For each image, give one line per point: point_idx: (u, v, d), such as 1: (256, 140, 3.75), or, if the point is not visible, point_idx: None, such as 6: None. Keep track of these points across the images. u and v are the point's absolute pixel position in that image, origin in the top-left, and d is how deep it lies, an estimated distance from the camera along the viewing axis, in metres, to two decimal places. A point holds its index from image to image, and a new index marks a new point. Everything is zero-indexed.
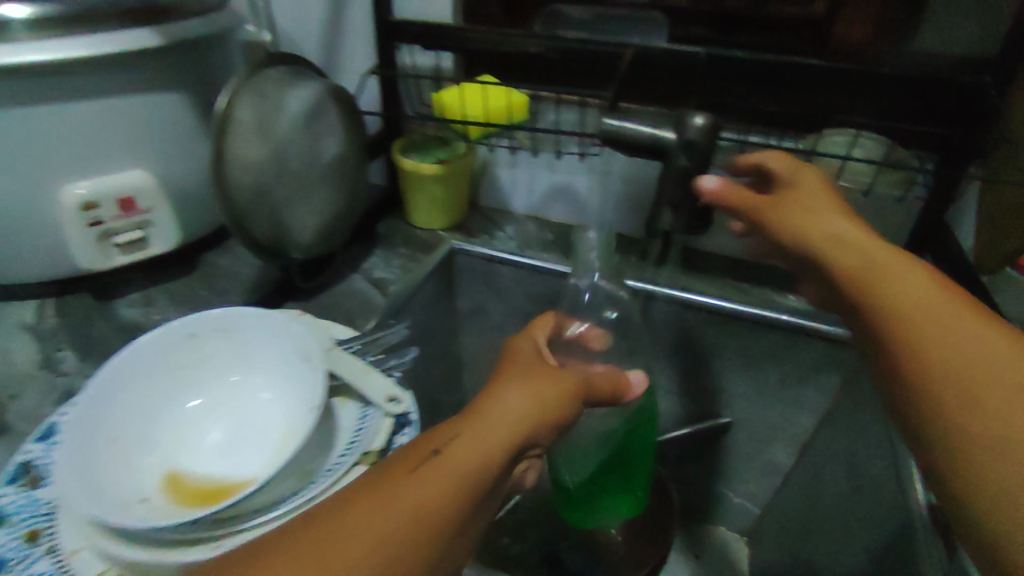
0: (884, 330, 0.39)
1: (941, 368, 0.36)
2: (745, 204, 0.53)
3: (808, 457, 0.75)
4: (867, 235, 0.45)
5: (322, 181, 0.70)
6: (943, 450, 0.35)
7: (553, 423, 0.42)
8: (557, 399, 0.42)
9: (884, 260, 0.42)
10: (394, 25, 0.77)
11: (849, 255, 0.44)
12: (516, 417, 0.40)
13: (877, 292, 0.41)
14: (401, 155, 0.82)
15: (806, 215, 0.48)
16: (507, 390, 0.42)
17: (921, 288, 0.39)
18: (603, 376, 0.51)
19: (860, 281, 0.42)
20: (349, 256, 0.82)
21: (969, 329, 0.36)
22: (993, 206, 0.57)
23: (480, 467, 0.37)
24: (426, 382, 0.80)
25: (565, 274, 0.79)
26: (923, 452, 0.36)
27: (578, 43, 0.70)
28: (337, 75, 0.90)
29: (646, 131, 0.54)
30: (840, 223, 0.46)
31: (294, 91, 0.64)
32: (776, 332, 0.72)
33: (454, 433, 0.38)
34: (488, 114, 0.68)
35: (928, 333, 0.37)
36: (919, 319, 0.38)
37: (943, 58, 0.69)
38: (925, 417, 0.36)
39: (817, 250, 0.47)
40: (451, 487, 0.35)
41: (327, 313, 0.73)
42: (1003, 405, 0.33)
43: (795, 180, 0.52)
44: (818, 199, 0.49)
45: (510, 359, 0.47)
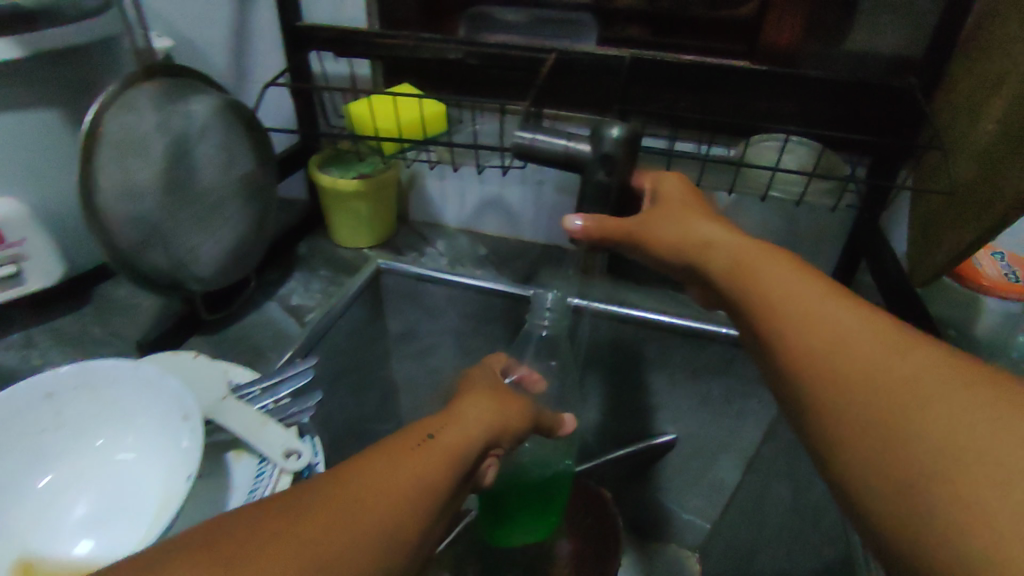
0: (787, 356, 0.36)
1: (852, 392, 0.33)
2: (621, 232, 0.48)
3: (755, 473, 0.72)
4: (750, 241, 0.43)
5: (223, 203, 0.65)
6: (864, 485, 0.31)
7: (512, 432, 0.47)
8: (515, 411, 0.48)
9: (773, 265, 0.40)
10: (301, 30, 0.70)
11: (742, 272, 0.41)
12: (488, 417, 0.45)
13: (775, 313, 0.38)
14: (317, 171, 0.76)
15: (690, 231, 0.45)
16: (479, 398, 0.46)
17: (820, 303, 0.36)
18: (546, 413, 0.56)
19: (757, 302, 0.39)
20: (264, 281, 0.76)
21: (870, 343, 0.33)
22: (920, 209, 0.55)
23: (471, 449, 0.41)
24: (353, 414, 0.75)
25: (498, 291, 0.74)
26: (842, 490, 0.33)
27: (497, 47, 0.65)
28: (248, 84, 0.84)
29: (561, 146, 0.49)
30: (726, 237, 0.44)
31: (172, 108, 0.59)
32: (716, 346, 0.70)
33: (444, 421, 0.42)
34: (402, 129, 0.63)
35: (831, 355, 0.34)
36: (821, 340, 0.35)
37: (872, 58, 0.68)
38: (842, 450, 0.32)
39: (710, 270, 0.44)
40: (448, 462, 0.39)
41: (237, 347, 0.66)
42: (917, 425, 0.30)
43: (667, 200, 0.49)
44: (688, 218, 0.46)
45: (473, 379, 0.52)
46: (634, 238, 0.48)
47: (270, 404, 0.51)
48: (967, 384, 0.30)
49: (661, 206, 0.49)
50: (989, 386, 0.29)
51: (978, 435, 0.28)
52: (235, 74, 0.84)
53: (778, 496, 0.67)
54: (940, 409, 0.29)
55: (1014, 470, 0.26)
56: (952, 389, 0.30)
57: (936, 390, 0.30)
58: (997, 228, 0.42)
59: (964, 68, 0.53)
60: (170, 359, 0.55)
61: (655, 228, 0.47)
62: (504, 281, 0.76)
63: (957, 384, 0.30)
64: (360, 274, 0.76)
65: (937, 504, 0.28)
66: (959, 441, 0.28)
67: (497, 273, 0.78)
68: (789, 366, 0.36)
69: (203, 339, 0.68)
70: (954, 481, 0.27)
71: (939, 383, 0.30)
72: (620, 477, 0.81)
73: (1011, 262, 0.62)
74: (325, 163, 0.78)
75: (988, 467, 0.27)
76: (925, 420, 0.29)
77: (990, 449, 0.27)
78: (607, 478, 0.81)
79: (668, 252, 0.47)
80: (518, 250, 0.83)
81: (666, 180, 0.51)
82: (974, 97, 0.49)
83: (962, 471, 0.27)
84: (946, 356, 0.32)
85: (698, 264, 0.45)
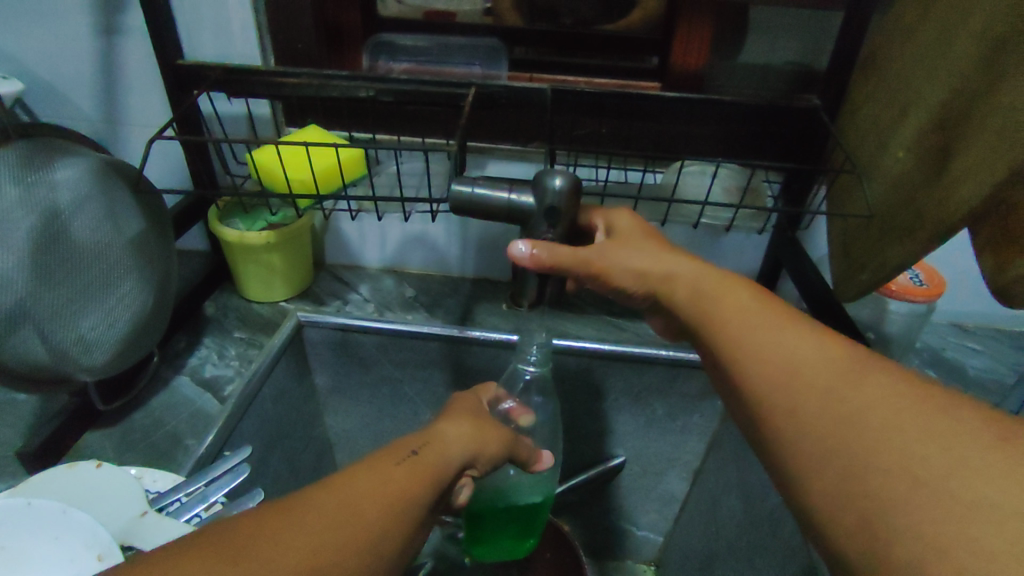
0: (748, 389, 0.35)
1: (809, 422, 0.32)
2: (573, 263, 0.42)
3: (704, 485, 0.74)
4: (708, 271, 0.42)
5: (117, 276, 0.58)
6: (830, 517, 0.30)
7: (490, 455, 0.45)
8: (494, 438, 0.46)
9: (727, 296, 0.39)
10: (183, 69, 0.63)
11: (702, 308, 0.40)
12: (467, 438, 0.43)
13: (733, 345, 0.37)
14: (219, 226, 0.68)
15: (646, 260, 0.43)
16: (461, 420, 0.45)
17: (778, 334, 0.36)
18: (523, 443, 0.52)
19: (716, 335, 0.38)
20: (170, 352, 0.68)
21: (825, 372, 0.33)
22: (840, 231, 0.57)
23: (450, 469, 0.40)
24: (288, 485, 0.68)
25: (432, 335, 0.70)
26: (810, 523, 0.32)
27: (413, 83, 0.61)
28: (124, 130, 0.74)
29: (502, 198, 0.46)
30: (687, 268, 0.42)
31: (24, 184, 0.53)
32: (656, 367, 0.70)
33: (425, 438, 0.41)
34: (318, 177, 0.58)
35: (789, 385, 0.33)
36: (779, 369, 0.34)
37: (772, 73, 0.72)
38: (806, 484, 0.31)
39: (674, 303, 0.42)
40: (429, 480, 0.38)
41: (148, 436, 0.59)
42: (873, 456, 0.29)
43: (621, 232, 0.46)
44: (651, 251, 0.44)
45: (458, 402, 0.50)
46: (584, 271, 0.43)
47: (202, 511, 0.45)
48: (918, 406, 0.29)
49: (619, 239, 0.45)
50: (939, 412, 0.29)
51: (932, 466, 0.27)
52: (106, 115, 0.73)
53: (730, 506, 0.67)
54: (896, 440, 0.28)
55: (967, 503, 0.25)
56: (906, 418, 0.29)
57: (890, 418, 0.29)
58: (923, 250, 0.45)
59: (867, 93, 0.56)
60: (66, 472, 0.47)
61: (617, 265, 0.43)
62: (437, 323, 0.72)
63: (908, 412, 0.29)
64: (280, 331, 0.68)
65: (898, 538, 0.27)
66: (914, 472, 0.27)
67: (429, 317, 0.74)
68: (749, 397, 0.35)
69: (103, 434, 0.59)
70: (913, 515, 0.26)
71: (892, 412, 0.29)
72: (576, 503, 0.80)
73: (914, 266, 0.67)
74: (227, 214, 0.71)
75: (942, 500, 0.26)
76: (880, 450, 0.29)
77: (946, 480, 0.26)
78: (563, 504, 0.80)
79: (633, 285, 0.44)
80: (447, 286, 0.80)
81: (615, 214, 0.47)
82: (880, 123, 0.53)
83: (920, 505, 0.26)
84: (902, 388, 0.30)
85: (665, 298, 0.43)
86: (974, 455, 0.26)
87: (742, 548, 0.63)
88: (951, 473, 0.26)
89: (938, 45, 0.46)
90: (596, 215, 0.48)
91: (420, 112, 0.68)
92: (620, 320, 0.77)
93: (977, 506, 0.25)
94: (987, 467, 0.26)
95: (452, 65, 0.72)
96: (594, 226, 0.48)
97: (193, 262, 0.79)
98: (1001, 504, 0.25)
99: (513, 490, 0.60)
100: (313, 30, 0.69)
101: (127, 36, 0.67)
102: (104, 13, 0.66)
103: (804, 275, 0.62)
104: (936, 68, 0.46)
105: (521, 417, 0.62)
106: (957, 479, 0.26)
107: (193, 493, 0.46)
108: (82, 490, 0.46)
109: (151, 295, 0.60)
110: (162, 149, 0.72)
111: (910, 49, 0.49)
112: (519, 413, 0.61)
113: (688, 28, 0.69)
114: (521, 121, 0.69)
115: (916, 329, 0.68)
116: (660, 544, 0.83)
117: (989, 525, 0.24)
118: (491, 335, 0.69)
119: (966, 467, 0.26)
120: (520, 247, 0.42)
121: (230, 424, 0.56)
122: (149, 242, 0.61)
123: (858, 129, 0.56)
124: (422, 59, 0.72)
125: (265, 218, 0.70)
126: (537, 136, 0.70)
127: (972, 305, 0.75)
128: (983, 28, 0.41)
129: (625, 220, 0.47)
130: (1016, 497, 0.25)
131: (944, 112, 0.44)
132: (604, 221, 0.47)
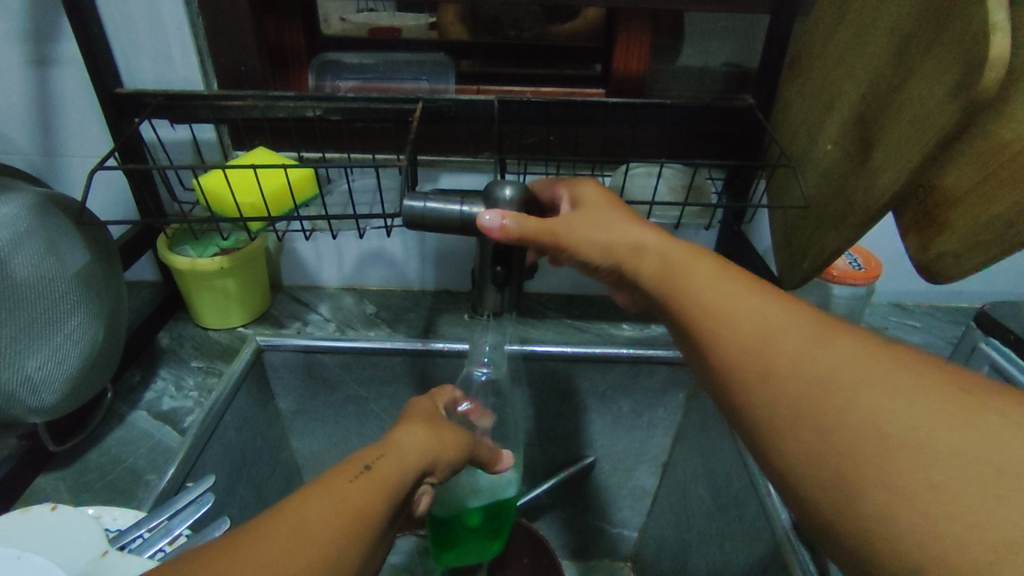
0: (718, 356, 0.36)
1: (779, 383, 0.33)
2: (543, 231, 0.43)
3: (674, 476, 0.76)
4: (666, 238, 0.42)
5: (65, 311, 0.56)
6: (797, 471, 0.31)
7: (449, 461, 0.46)
8: (451, 442, 0.46)
9: (685, 266, 0.40)
10: (123, 97, 0.63)
11: (668, 277, 0.40)
12: (424, 445, 0.44)
13: (699, 311, 0.37)
14: (170, 254, 0.67)
15: (602, 236, 0.43)
16: (415, 426, 0.46)
17: (737, 299, 0.36)
18: (484, 444, 0.53)
19: (684, 303, 0.38)
20: (125, 387, 0.66)
21: (795, 336, 0.33)
22: (781, 218, 0.60)
23: (408, 482, 0.40)
24: (256, 511, 0.67)
25: (396, 350, 0.70)
26: (776, 481, 0.33)
27: (361, 101, 0.61)
28: (62, 163, 0.72)
29: (453, 211, 0.46)
30: (655, 240, 0.42)
31: None
32: (619, 365, 0.71)
33: (380, 451, 0.41)
34: (271, 200, 0.58)
35: (761, 348, 0.34)
36: (747, 332, 0.35)
37: (709, 75, 0.75)
38: (774, 446, 0.33)
39: (641, 275, 0.42)
40: (386, 493, 0.38)
41: (103, 476, 0.58)
42: (844, 413, 0.30)
43: (584, 200, 0.46)
44: (620, 224, 0.43)
45: (414, 407, 0.50)
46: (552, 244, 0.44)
47: (165, 545, 0.44)
48: (883, 366, 0.31)
49: (583, 210, 0.45)
50: (903, 369, 0.30)
51: (899, 419, 0.28)
52: (43, 147, 0.71)
53: (698, 494, 0.69)
54: (863, 397, 0.30)
55: (936, 452, 0.27)
56: (874, 374, 0.30)
57: (859, 375, 0.31)
58: (854, 236, 0.47)
59: (796, 89, 0.59)
60: (19, 517, 0.45)
61: (585, 238, 0.43)
62: (400, 338, 0.71)
63: (877, 369, 0.30)
64: (239, 357, 0.66)
65: (866, 489, 0.28)
66: (883, 427, 0.29)
67: (392, 332, 0.74)
68: (717, 357, 0.36)
69: (56, 477, 0.58)
70: (882, 465, 0.28)
71: (863, 371, 0.31)
72: (549, 505, 0.81)
73: (851, 250, 0.70)
74: (177, 241, 0.70)
75: (913, 451, 0.27)
76: (851, 407, 0.30)
77: (912, 432, 0.28)
78: (536, 507, 0.80)
79: (595, 259, 0.44)
80: (409, 301, 0.80)
81: (581, 186, 0.47)
82: (810, 116, 0.55)
83: (890, 459, 0.28)
84: (868, 347, 0.32)
85: (630, 269, 0.43)
86: (937, 408, 0.28)
87: (713, 533, 0.65)
88: (918, 425, 0.28)
89: (856, 42, 0.49)
90: (561, 186, 0.48)
91: (369, 128, 0.69)
92: (580, 323, 0.79)
93: (944, 455, 0.27)
94: (949, 418, 0.28)
95: (398, 80, 0.72)
96: (558, 200, 0.48)
97: (144, 293, 0.77)
98: (964, 451, 0.27)
99: (479, 491, 0.59)
100: (257, 53, 0.67)
101: (61, 66, 0.66)
102: (34, 45, 0.64)
103: (751, 264, 0.65)
104: (856, 65, 0.49)
105: (479, 420, 0.62)
106: (923, 430, 0.28)
107: (155, 527, 0.45)
108: (37, 533, 0.44)
109: (100, 329, 0.59)
110: (103, 181, 0.71)
111: (831, 45, 0.52)
112: (475, 414, 0.61)
113: (628, 35, 0.70)
114: (470, 132, 0.70)
115: (859, 309, 0.71)
116: (636, 540, 0.84)
117: (956, 472, 0.26)
118: (453, 346, 0.70)
119: (931, 418, 0.28)
120: (490, 217, 0.44)
121: (193, 454, 0.54)
122: (94, 274, 0.59)
123: (789, 123, 0.59)
124: (369, 76, 0.72)
125: (216, 243, 0.69)
126: (488, 146, 0.71)
127: (909, 284, 0.80)
128: (896, 25, 0.44)
129: (591, 192, 0.46)
130: (974, 445, 0.27)
131: (866, 103, 0.47)
132: (568, 193, 0.47)
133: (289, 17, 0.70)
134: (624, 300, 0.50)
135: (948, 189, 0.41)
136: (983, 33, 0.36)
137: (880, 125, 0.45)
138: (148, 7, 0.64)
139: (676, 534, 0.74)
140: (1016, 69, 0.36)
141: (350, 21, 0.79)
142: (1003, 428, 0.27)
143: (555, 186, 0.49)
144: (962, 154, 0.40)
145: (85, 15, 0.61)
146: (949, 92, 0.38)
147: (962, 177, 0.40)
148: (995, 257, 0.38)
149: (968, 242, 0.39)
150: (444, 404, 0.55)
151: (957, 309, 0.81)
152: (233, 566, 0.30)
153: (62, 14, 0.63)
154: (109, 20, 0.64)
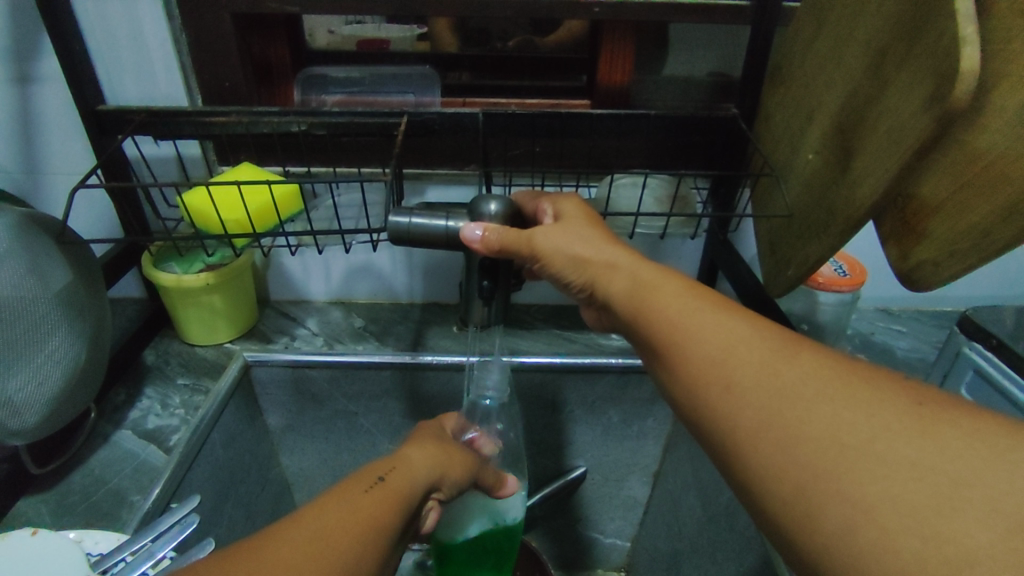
0: (683, 372, 0.36)
1: (743, 395, 0.33)
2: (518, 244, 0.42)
3: (664, 485, 0.76)
4: (637, 257, 0.42)
5: (46, 331, 0.55)
6: (760, 480, 0.31)
7: (454, 481, 0.46)
8: (459, 460, 0.47)
9: (655, 282, 0.40)
10: (106, 114, 0.62)
11: (636, 296, 0.40)
12: (433, 461, 0.44)
13: (667, 327, 0.37)
14: (154, 271, 0.66)
15: (579, 250, 0.43)
16: (423, 443, 0.46)
17: (705, 316, 0.36)
18: (489, 469, 0.54)
19: (652, 320, 0.38)
20: (109, 406, 0.66)
21: (759, 349, 0.34)
22: (766, 224, 0.60)
23: (415, 494, 0.40)
24: (245, 531, 0.66)
25: (384, 364, 0.69)
26: (742, 494, 0.33)
27: (345, 116, 0.61)
28: (44, 181, 0.71)
29: (436, 227, 0.46)
30: (626, 259, 0.42)
31: None
32: (608, 376, 0.71)
33: (390, 464, 0.42)
34: (256, 217, 0.58)
35: (725, 360, 0.34)
36: (715, 346, 0.35)
37: (693, 86, 0.76)
38: (740, 458, 0.32)
39: (611, 294, 0.42)
40: (399, 506, 0.38)
41: (89, 497, 0.57)
42: (805, 427, 0.30)
43: (564, 215, 0.46)
44: (595, 239, 0.43)
45: (423, 427, 0.51)
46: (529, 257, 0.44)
47: (149, 569, 0.43)
48: (844, 383, 0.31)
49: (562, 223, 0.45)
50: (864, 384, 0.31)
51: (858, 432, 0.29)
52: (25, 165, 0.70)
53: (690, 503, 0.69)
54: (826, 409, 0.30)
55: (892, 464, 0.27)
56: (835, 388, 0.31)
57: (819, 390, 0.31)
58: (836, 244, 0.48)
59: (777, 100, 0.59)
60: None
61: (557, 251, 0.43)
62: (389, 352, 0.71)
63: (838, 385, 0.31)
64: (225, 374, 0.66)
65: (827, 503, 0.28)
66: (843, 439, 0.29)
67: (380, 346, 0.74)
68: (681, 374, 0.36)
69: (39, 498, 0.57)
70: (842, 477, 0.28)
71: (827, 386, 0.31)
72: (541, 517, 0.80)
73: (837, 257, 0.70)
74: (163, 258, 0.69)
75: (870, 463, 0.28)
76: (813, 420, 0.30)
77: (870, 444, 0.28)
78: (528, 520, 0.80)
79: (571, 274, 0.44)
80: (397, 314, 0.80)
81: (563, 201, 0.47)
82: (792, 125, 0.56)
83: (849, 471, 0.28)
84: (830, 364, 0.32)
85: (601, 286, 0.42)
86: (898, 421, 0.29)
87: (705, 544, 0.65)
88: (875, 437, 0.28)
89: (835, 53, 0.49)
90: (544, 202, 0.48)
91: (354, 143, 0.69)
92: (570, 334, 0.79)
93: (901, 466, 0.27)
94: (905, 429, 0.28)
95: (382, 92, 0.73)
96: (542, 214, 0.49)
97: (129, 310, 0.77)
98: (919, 461, 0.27)
99: (483, 514, 0.59)
100: (242, 68, 0.67)
101: (43, 84, 0.65)
102: (15, 62, 0.64)
103: (738, 274, 0.65)
104: (835, 76, 0.49)
105: (485, 446, 0.62)
106: (880, 442, 0.28)
107: (138, 551, 0.44)
108: (14, 559, 0.43)
109: (83, 348, 0.58)
110: (86, 198, 0.70)
111: (811, 56, 0.53)
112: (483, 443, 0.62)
113: (612, 48, 0.71)
114: (456, 145, 0.70)
115: (845, 317, 0.72)
116: (629, 550, 0.84)
117: (911, 485, 0.27)
118: (442, 359, 0.69)
119: (892, 431, 0.28)
120: (474, 230, 0.45)
121: (179, 474, 0.54)
122: (78, 293, 0.58)
123: (772, 132, 0.60)
124: (354, 90, 0.73)
125: (202, 259, 0.69)
126: (475, 159, 0.71)
127: (893, 290, 0.80)
128: (871, 37, 0.45)
129: (574, 208, 0.46)
130: (930, 455, 0.27)
131: (846, 112, 0.47)
132: (551, 208, 0.48)
133: (275, 33, 0.70)
134: (593, 319, 0.49)
135: (926, 198, 0.41)
136: (953, 45, 0.36)
137: (860, 135, 0.45)
138: (131, 24, 0.63)
139: (669, 544, 0.74)
140: (986, 80, 0.37)
141: (338, 34, 0.79)
142: (958, 440, 0.27)
143: (539, 200, 0.49)
144: (938, 163, 0.40)
145: (66, 32, 0.61)
146: (923, 103, 0.39)
147: (937, 187, 0.40)
148: (972, 265, 0.38)
149: (945, 251, 0.40)
150: (452, 428, 0.58)
151: (941, 314, 0.81)
152: (252, 570, 0.30)
153: (43, 31, 0.63)
154: (91, 37, 0.64)
